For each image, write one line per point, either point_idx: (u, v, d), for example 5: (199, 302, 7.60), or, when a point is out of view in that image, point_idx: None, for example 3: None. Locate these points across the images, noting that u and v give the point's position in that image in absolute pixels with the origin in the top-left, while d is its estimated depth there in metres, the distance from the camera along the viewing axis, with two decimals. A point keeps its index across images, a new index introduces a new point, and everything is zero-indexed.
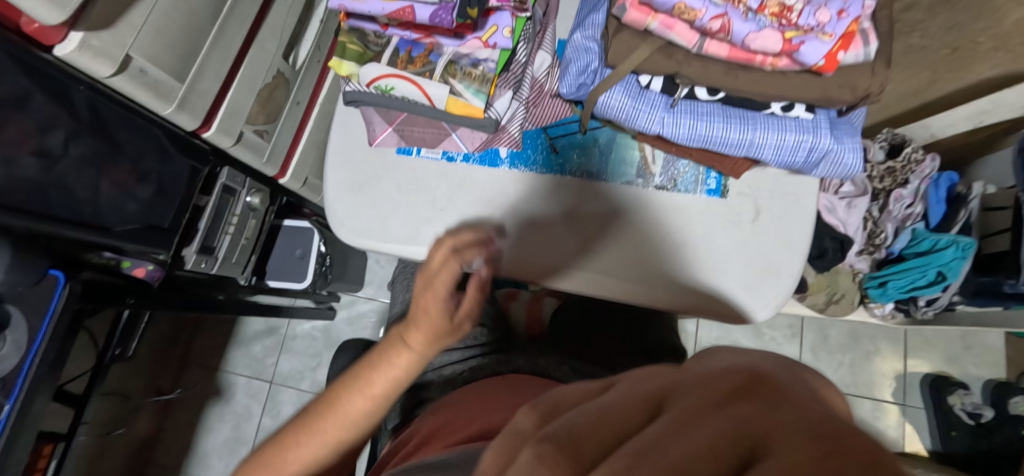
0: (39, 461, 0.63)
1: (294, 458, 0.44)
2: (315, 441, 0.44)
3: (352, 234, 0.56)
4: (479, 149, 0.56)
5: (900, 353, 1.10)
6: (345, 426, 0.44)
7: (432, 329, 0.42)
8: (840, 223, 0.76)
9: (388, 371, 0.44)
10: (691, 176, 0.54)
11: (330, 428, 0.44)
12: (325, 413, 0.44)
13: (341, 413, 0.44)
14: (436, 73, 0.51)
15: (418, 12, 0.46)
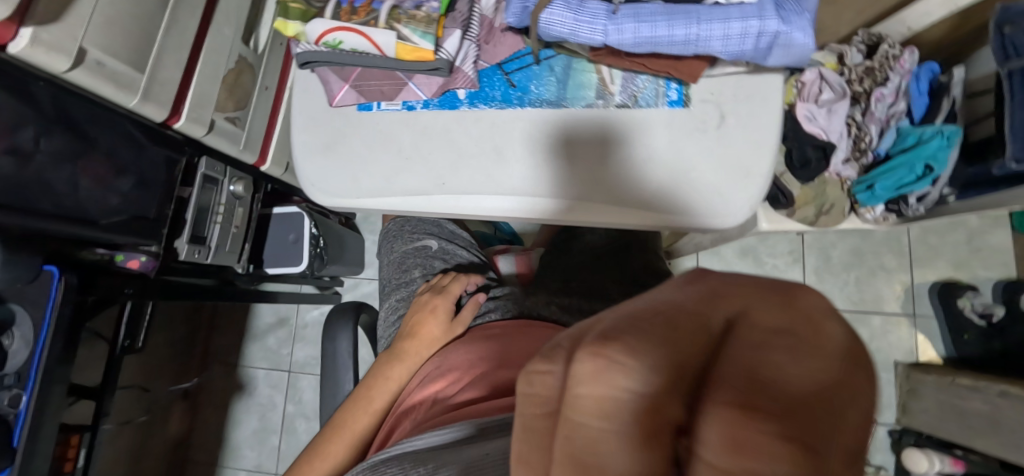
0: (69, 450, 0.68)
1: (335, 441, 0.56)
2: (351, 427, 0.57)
3: (326, 197, 0.57)
4: (437, 94, 0.56)
5: (906, 265, 1.09)
6: (372, 409, 0.58)
7: (430, 336, 0.61)
8: (821, 131, 0.74)
9: (404, 357, 0.61)
10: (652, 90, 0.53)
11: (360, 413, 0.57)
12: (355, 402, 0.58)
13: (368, 400, 0.58)
14: (381, 21, 0.51)
15: None
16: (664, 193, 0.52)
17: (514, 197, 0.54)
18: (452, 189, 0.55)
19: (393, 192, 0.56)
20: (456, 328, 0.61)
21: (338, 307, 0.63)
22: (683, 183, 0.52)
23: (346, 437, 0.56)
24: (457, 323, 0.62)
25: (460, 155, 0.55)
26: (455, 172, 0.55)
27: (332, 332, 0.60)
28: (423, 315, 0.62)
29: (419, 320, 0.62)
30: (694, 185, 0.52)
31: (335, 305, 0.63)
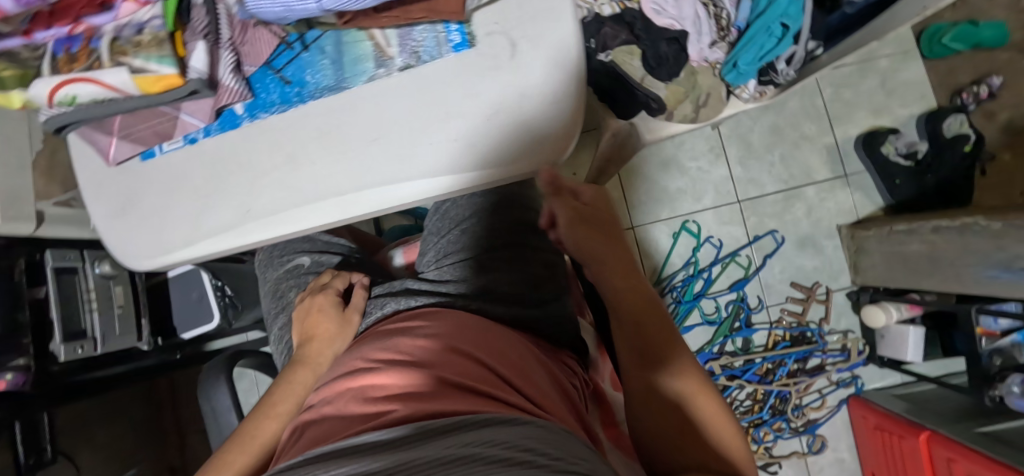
0: None
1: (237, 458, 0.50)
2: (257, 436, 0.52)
3: (145, 262, 0.52)
4: (213, 117, 0.50)
5: (827, 127, 1.04)
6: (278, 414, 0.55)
7: (327, 332, 0.60)
8: (676, 21, 0.66)
9: (307, 359, 0.59)
10: (432, 41, 0.47)
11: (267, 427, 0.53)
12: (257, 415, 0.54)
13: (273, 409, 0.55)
14: (105, 59, 0.45)
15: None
16: (495, 147, 0.47)
17: (335, 205, 0.48)
18: (260, 214, 0.49)
19: (207, 233, 0.50)
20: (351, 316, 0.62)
21: (212, 363, 0.58)
22: (506, 129, 0.47)
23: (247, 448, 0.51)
24: (349, 311, 0.62)
25: (268, 173, 0.49)
26: (258, 193, 0.49)
27: (209, 391, 0.57)
28: (315, 316, 0.62)
29: (311, 320, 0.62)
30: (517, 130, 0.47)
31: (207, 363, 0.58)
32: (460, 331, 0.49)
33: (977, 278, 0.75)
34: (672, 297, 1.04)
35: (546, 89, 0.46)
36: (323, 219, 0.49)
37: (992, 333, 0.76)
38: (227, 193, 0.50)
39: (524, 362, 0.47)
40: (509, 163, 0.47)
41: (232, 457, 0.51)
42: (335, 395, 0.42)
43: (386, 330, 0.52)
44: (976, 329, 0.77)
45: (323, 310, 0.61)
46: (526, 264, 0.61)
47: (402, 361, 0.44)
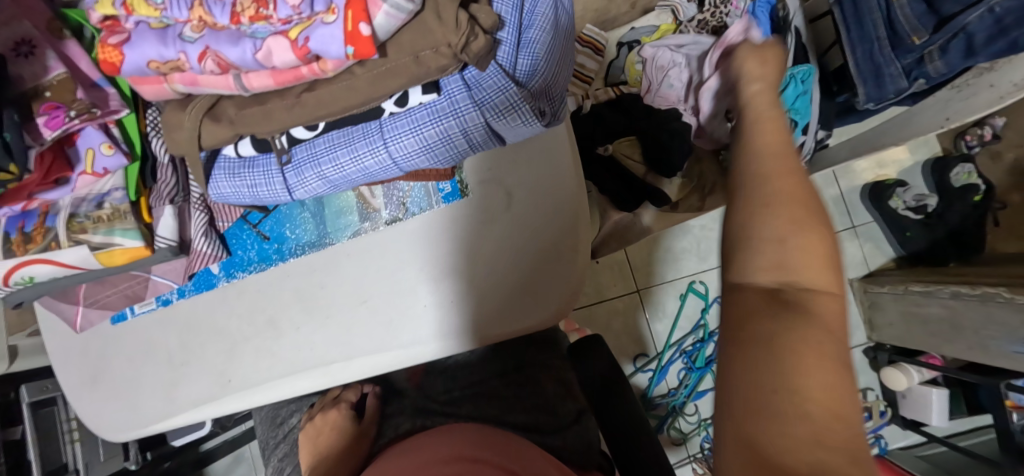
0: None
1: None
2: None
3: (116, 434, 0.48)
4: (187, 278, 0.46)
5: (832, 179, 0.98)
6: None
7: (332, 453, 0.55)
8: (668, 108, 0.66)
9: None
10: (421, 190, 0.43)
11: None
12: None
13: None
14: (62, 238, 0.41)
15: None
16: (491, 305, 0.43)
17: (317, 376, 0.44)
18: (242, 384, 0.45)
19: (182, 405, 0.46)
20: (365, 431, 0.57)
21: None
22: (505, 283, 0.43)
23: None
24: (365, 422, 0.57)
25: (246, 341, 0.45)
26: (237, 362, 0.45)
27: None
28: (325, 429, 0.57)
29: (322, 432, 0.57)
30: (518, 285, 0.43)
31: None
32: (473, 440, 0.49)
33: (1005, 351, 0.69)
34: (683, 363, 0.99)
35: (548, 237, 0.42)
36: (308, 386, 0.45)
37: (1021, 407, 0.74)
38: (202, 363, 0.46)
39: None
40: (508, 320, 0.43)
41: None
42: None
43: (405, 450, 0.50)
44: (1005, 402, 0.73)
45: (334, 421, 0.57)
46: (538, 391, 0.56)
47: None
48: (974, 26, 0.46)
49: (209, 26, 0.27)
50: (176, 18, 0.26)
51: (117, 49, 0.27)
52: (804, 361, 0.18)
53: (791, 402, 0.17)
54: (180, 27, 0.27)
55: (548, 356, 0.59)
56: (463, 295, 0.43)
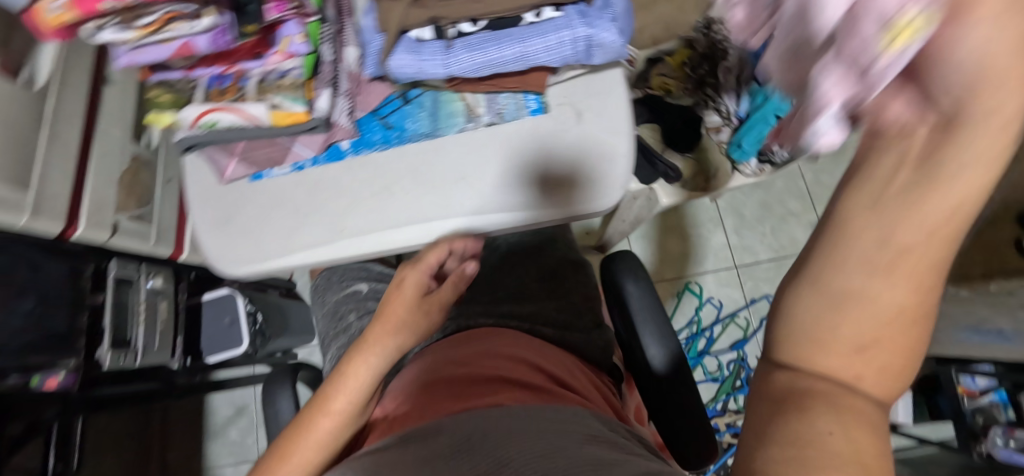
0: None
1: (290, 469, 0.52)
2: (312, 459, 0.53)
3: (234, 268, 0.58)
4: (321, 149, 0.59)
5: (810, 206, 1.16)
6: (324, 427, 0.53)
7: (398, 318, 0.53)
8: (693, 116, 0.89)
9: (369, 346, 0.53)
10: (513, 105, 0.59)
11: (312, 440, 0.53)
12: (303, 423, 0.53)
13: (319, 416, 0.53)
14: (250, 95, 0.55)
15: (197, 45, 0.48)
16: (555, 196, 0.57)
17: (413, 232, 0.56)
18: (352, 232, 0.57)
19: (297, 246, 0.57)
20: (429, 309, 0.55)
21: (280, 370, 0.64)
22: (567, 178, 0.57)
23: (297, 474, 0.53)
24: (428, 303, 0.55)
25: (358, 202, 0.58)
26: (351, 214, 0.57)
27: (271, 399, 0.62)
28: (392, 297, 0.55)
29: (386, 305, 0.54)
30: (576, 181, 0.57)
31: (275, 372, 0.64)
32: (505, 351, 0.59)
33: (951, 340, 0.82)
34: None
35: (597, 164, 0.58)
36: (405, 241, 0.57)
37: (973, 393, 0.85)
38: (322, 213, 0.58)
39: (569, 371, 0.58)
40: (567, 204, 0.56)
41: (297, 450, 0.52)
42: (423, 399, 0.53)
43: (451, 344, 0.62)
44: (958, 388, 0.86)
45: (400, 290, 0.54)
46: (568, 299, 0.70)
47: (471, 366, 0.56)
48: None
49: None
50: None
51: None
52: (850, 420, 0.21)
53: (828, 432, 0.21)
54: None
55: (578, 275, 0.73)
56: (532, 187, 0.57)
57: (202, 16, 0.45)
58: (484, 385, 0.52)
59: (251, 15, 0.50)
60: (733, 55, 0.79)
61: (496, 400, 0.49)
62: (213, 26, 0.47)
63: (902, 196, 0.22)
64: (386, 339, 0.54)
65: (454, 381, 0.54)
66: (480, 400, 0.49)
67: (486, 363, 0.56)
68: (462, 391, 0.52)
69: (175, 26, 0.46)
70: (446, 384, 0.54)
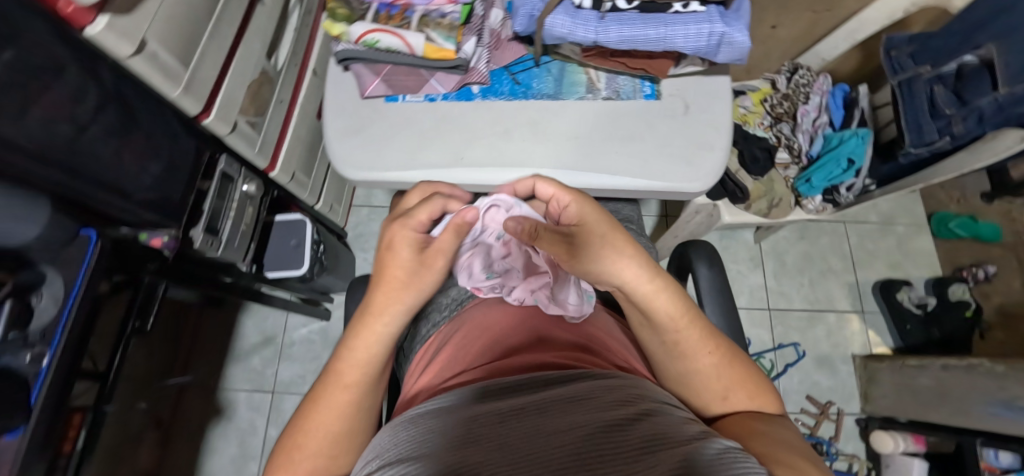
0: (69, 429, 0.64)
1: (315, 450, 0.48)
2: (337, 435, 0.50)
3: (354, 172, 0.64)
4: (455, 88, 0.66)
5: (850, 266, 1.22)
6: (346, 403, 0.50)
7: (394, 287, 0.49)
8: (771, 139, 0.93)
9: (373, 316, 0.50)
10: (630, 87, 0.65)
11: (330, 417, 0.49)
12: (319, 398, 0.50)
13: (332, 393, 0.50)
14: (412, 25, 0.63)
15: None
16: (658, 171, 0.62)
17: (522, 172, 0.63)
18: (470, 162, 0.63)
19: (418, 165, 0.64)
20: (432, 259, 0.50)
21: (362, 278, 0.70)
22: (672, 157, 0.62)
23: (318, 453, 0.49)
24: (431, 254, 0.50)
25: (477, 137, 0.64)
26: (471, 148, 0.64)
27: (351, 300, 0.68)
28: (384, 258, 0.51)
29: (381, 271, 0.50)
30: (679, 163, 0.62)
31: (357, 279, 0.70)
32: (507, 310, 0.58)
33: (984, 413, 0.85)
34: None
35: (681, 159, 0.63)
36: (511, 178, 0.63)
37: (994, 469, 0.89)
38: (443, 141, 0.64)
39: (623, 343, 0.57)
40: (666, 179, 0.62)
41: (323, 423, 0.49)
42: (460, 362, 0.52)
43: (495, 302, 0.61)
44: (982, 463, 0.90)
45: (400, 251, 0.50)
46: None
47: (514, 326, 0.55)
48: (985, 108, 0.70)
49: None
50: None
51: None
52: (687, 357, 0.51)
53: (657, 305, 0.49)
54: None
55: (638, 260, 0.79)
56: (636, 160, 0.62)
57: None
58: (523, 349, 0.52)
59: None
60: (812, 101, 0.94)
61: (535, 362, 0.49)
62: None
63: (600, 231, 0.48)
64: (380, 307, 0.50)
65: (462, 348, 0.54)
66: (506, 366, 0.49)
67: (497, 323, 0.56)
68: (482, 354, 0.52)
69: None
70: (462, 347, 0.55)
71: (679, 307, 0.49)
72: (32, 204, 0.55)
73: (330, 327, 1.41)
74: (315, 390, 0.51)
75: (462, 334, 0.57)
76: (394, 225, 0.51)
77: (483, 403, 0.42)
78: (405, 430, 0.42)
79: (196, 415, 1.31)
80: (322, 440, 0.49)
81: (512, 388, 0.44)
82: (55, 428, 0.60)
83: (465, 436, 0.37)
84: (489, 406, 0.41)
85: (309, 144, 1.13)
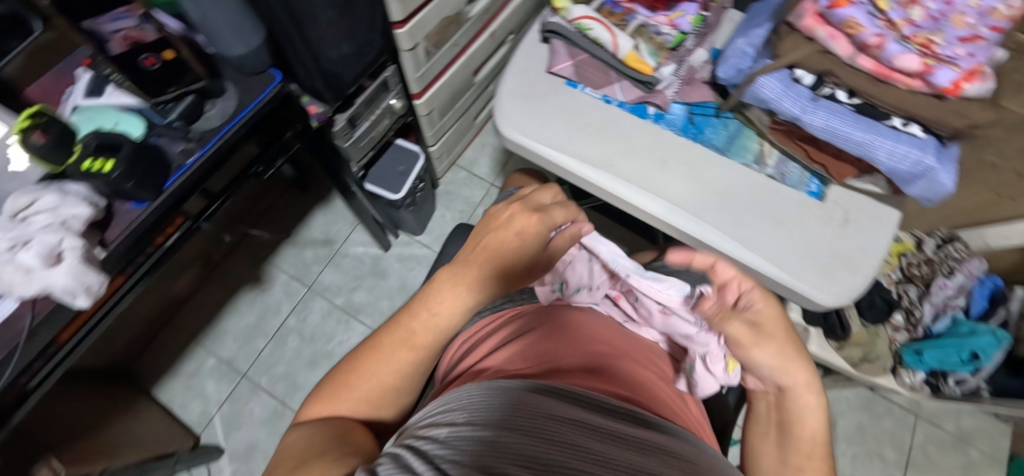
0: (167, 228, 0.66)
1: (359, 398, 0.47)
2: (383, 392, 0.47)
3: (508, 132, 0.66)
4: (633, 100, 0.67)
5: (902, 462, 1.12)
6: (401, 367, 0.47)
7: (483, 268, 0.46)
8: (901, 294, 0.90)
9: (451, 292, 0.46)
10: (797, 176, 0.64)
11: (383, 374, 0.47)
12: (374, 350, 0.47)
13: (391, 348, 0.47)
14: (628, 29, 0.67)
15: None
16: (792, 266, 0.60)
17: (659, 202, 0.63)
18: (618, 172, 0.64)
19: (569, 152, 0.65)
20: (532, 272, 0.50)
21: (465, 227, 0.72)
22: (812, 260, 0.60)
23: (362, 400, 0.47)
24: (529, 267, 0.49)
25: (635, 153, 0.65)
26: (624, 159, 0.65)
27: (449, 240, 0.70)
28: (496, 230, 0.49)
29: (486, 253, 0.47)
30: (815, 269, 0.60)
31: (460, 224, 0.72)
32: (587, 320, 0.56)
33: None
34: None
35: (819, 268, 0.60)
36: (652, 208, 0.63)
37: None
38: (603, 142, 0.66)
39: (703, 419, 0.52)
40: (795, 276, 0.60)
41: (377, 375, 0.47)
42: (538, 356, 0.49)
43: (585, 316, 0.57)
44: None
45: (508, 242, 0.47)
46: None
47: (603, 347, 0.52)
48: None
49: (890, 28, 0.49)
50: (883, 15, 0.49)
51: (848, 3, 0.49)
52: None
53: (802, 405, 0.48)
54: (877, 17, 0.49)
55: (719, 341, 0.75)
56: (775, 247, 0.61)
57: None
58: (609, 374, 0.48)
59: None
60: (958, 276, 0.88)
61: (619, 392, 0.45)
62: None
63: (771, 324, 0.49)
64: (459, 285, 0.46)
65: (539, 338, 0.52)
66: (589, 377, 0.46)
67: (580, 330, 0.53)
68: (562, 355, 0.49)
69: None
70: (541, 343, 0.51)
71: (815, 422, 0.47)
72: (248, 27, 0.60)
73: (382, 259, 1.46)
74: (374, 343, 0.48)
75: (534, 322, 0.55)
76: (527, 214, 0.49)
77: (575, 403, 0.39)
78: (492, 400, 0.39)
79: (237, 272, 1.41)
80: (367, 390, 0.47)
81: (603, 404, 0.40)
82: (161, 221, 0.65)
83: (559, 436, 0.34)
84: (584, 414, 0.38)
85: (454, 93, 1.18)
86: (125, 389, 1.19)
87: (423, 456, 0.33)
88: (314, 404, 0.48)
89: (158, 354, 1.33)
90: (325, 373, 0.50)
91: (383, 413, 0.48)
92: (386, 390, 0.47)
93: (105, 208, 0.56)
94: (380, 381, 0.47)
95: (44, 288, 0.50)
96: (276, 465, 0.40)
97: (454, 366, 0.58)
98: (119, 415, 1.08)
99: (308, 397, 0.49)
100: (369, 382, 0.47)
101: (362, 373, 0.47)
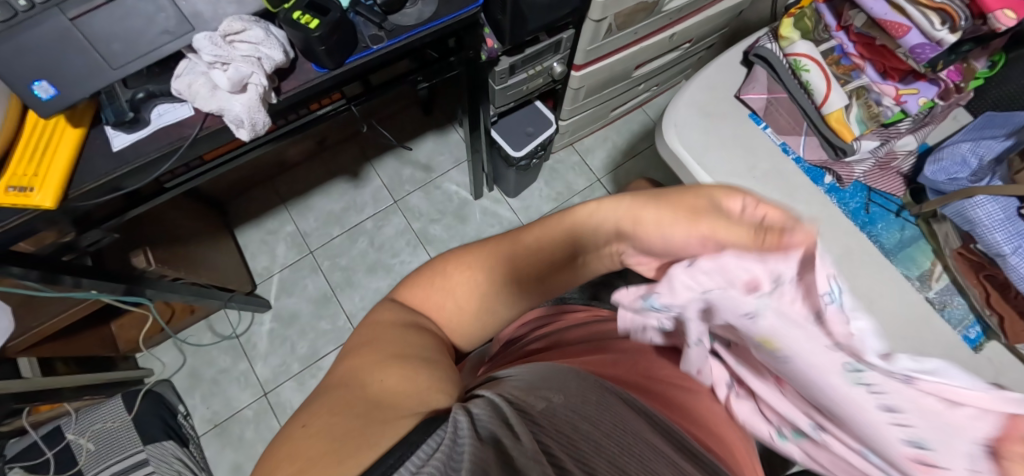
0: (325, 99, 0.70)
1: (445, 298, 0.46)
2: (466, 303, 0.46)
3: (669, 134, 0.63)
4: (812, 161, 0.62)
5: None
6: (490, 281, 0.45)
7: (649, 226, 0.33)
8: None
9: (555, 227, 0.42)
10: (959, 314, 0.58)
11: (470, 284, 0.46)
12: (471, 259, 0.46)
13: (487, 266, 0.45)
14: (849, 86, 0.62)
15: (908, 36, 0.53)
16: None
17: None
18: None
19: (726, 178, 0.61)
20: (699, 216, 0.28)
21: None
22: None
23: (444, 303, 0.47)
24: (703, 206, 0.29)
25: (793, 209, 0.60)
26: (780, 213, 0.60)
27: None
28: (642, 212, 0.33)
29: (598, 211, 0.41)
30: None
31: None
32: None
33: None
34: None
35: None
36: None
37: None
38: (766, 185, 0.61)
39: None
40: None
41: (464, 283, 0.46)
42: (622, 364, 0.48)
43: None
44: None
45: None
46: None
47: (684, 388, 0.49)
48: None
49: None
50: None
51: None
52: None
53: None
54: None
55: None
56: None
57: (954, 31, 0.50)
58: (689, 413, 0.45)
59: (948, 59, 0.55)
60: None
61: (697, 434, 0.42)
62: (940, 42, 0.51)
63: None
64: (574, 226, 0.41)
65: (624, 353, 0.50)
66: (671, 410, 0.43)
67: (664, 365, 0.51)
68: (645, 377, 0.47)
69: (930, 15, 0.50)
70: (626, 357, 0.49)
71: None
72: None
73: (470, 204, 1.48)
74: (473, 254, 0.47)
75: (617, 338, 0.54)
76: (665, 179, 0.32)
77: (658, 432, 0.37)
78: (585, 399, 0.37)
79: (341, 160, 1.48)
80: (452, 295, 0.46)
81: (683, 445, 0.38)
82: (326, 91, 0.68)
83: (650, 462, 0.31)
84: (671, 450, 0.35)
85: (611, 79, 1.15)
86: (216, 219, 1.30)
87: (518, 413, 0.31)
88: (403, 294, 0.48)
89: (251, 201, 1.43)
90: (422, 266, 0.50)
91: (459, 333, 0.48)
92: (468, 301, 0.46)
93: (292, 60, 0.60)
94: (466, 292, 0.46)
95: (220, 109, 0.54)
96: (369, 343, 0.41)
97: (527, 341, 0.57)
98: (205, 238, 1.18)
99: (398, 288, 0.50)
100: (456, 289, 0.46)
101: (452, 276, 0.46)
